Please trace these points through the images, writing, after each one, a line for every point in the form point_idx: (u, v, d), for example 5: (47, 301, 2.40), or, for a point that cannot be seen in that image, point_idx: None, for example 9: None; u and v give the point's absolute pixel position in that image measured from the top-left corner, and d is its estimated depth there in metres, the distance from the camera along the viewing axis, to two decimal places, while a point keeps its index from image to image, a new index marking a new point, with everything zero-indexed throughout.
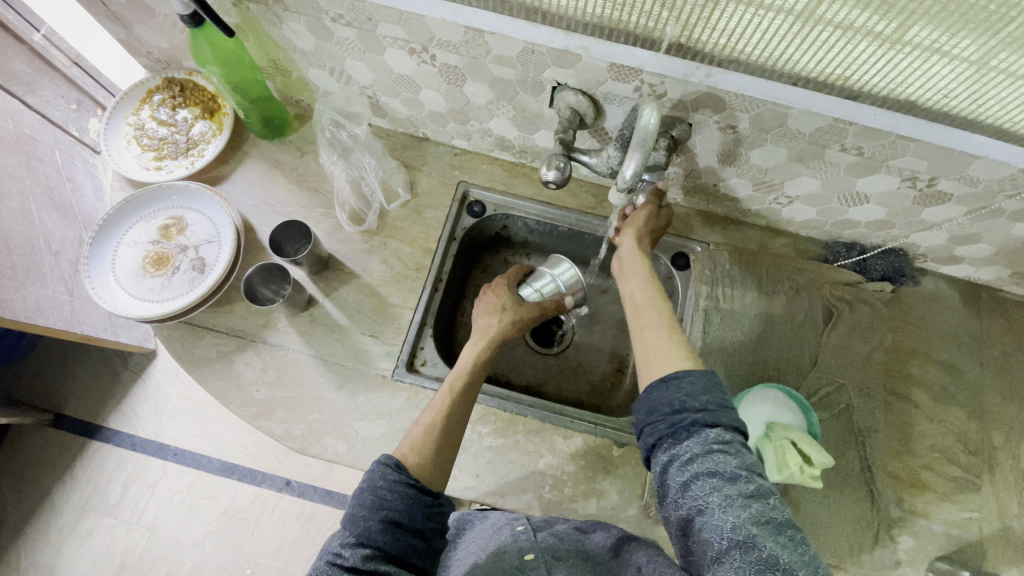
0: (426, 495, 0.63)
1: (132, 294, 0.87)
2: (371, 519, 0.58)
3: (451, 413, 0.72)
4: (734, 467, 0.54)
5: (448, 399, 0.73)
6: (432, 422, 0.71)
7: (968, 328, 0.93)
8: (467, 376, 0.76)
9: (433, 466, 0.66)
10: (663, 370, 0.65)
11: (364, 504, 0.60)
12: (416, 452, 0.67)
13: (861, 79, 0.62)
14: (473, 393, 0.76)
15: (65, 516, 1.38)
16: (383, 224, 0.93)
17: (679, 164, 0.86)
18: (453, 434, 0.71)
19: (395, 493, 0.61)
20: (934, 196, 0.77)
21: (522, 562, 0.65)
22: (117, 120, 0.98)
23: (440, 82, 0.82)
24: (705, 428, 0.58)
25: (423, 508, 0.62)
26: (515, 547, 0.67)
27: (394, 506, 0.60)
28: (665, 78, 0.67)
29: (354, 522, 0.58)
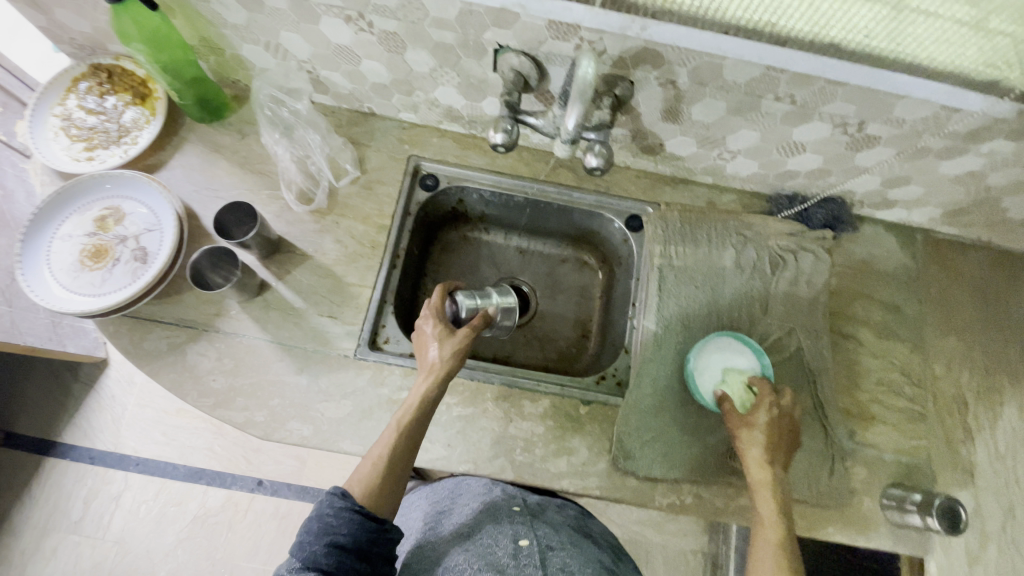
0: (370, 520, 0.65)
1: (70, 290, 0.83)
2: (317, 543, 0.62)
3: (400, 447, 0.70)
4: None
5: (394, 435, 0.70)
6: (380, 455, 0.69)
7: (904, 268, 0.99)
8: (416, 416, 0.72)
9: (380, 499, 0.67)
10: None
11: (311, 531, 0.63)
12: (362, 485, 0.67)
13: (787, 24, 0.64)
14: (424, 424, 0.73)
15: (23, 538, 1.31)
16: (334, 203, 0.91)
17: (625, 124, 0.87)
18: (404, 468, 0.69)
19: (341, 519, 0.63)
20: (865, 140, 0.80)
21: (517, 548, 0.70)
22: (41, 111, 0.92)
23: (381, 51, 0.80)
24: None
25: (368, 533, 0.64)
26: (511, 536, 0.73)
27: (339, 531, 0.63)
28: (603, 33, 0.68)
29: (301, 548, 0.62)
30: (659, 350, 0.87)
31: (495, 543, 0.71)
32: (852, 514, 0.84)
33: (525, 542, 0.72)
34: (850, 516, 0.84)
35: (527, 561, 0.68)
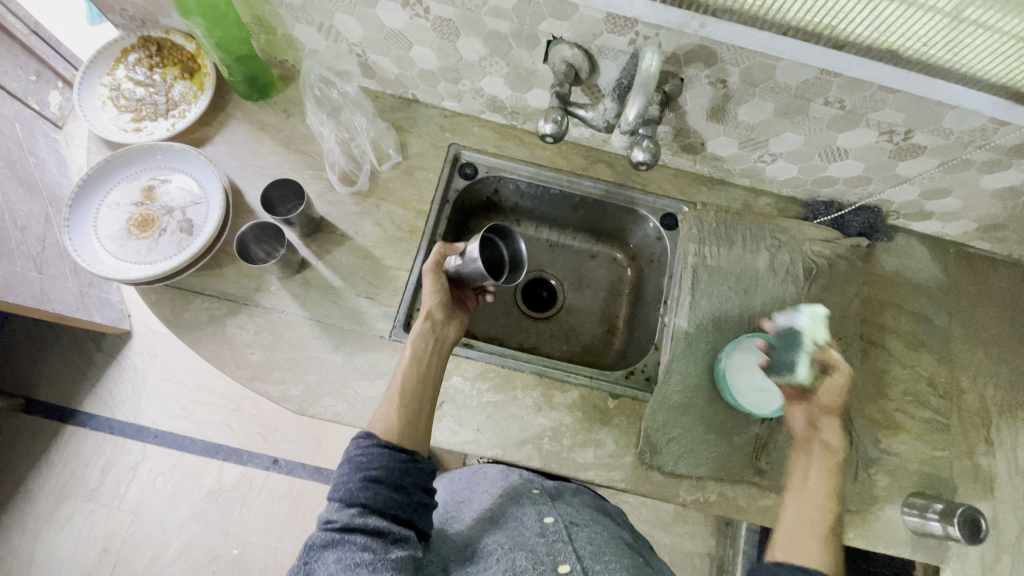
0: (399, 451, 0.66)
1: (116, 256, 0.84)
2: (352, 480, 0.63)
3: (407, 379, 0.74)
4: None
5: (401, 373, 0.75)
6: (392, 394, 0.72)
7: (936, 281, 0.99)
8: (417, 352, 0.77)
9: (399, 430, 0.69)
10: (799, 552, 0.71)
11: (344, 470, 0.64)
12: (379, 423, 0.70)
13: (846, 28, 0.64)
14: (425, 360, 0.77)
15: (42, 503, 1.33)
16: (375, 185, 0.93)
17: (669, 122, 0.88)
18: (416, 401, 0.73)
19: (370, 455, 0.65)
20: (909, 150, 0.81)
21: (545, 526, 0.66)
22: (91, 81, 0.93)
23: (433, 37, 0.81)
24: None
25: (398, 464, 0.65)
26: (535, 510, 0.69)
27: (371, 465, 0.64)
28: (660, 29, 0.69)
29: (337, 488, 0.63)
30: (690, 348, 0.88)
31: (521, 524, 0.67)
32: (873, 521, 0.85)
33: (551, 519, 0.67)
34: (870, 523, 0.85)
35: (557, 538, 0.64)
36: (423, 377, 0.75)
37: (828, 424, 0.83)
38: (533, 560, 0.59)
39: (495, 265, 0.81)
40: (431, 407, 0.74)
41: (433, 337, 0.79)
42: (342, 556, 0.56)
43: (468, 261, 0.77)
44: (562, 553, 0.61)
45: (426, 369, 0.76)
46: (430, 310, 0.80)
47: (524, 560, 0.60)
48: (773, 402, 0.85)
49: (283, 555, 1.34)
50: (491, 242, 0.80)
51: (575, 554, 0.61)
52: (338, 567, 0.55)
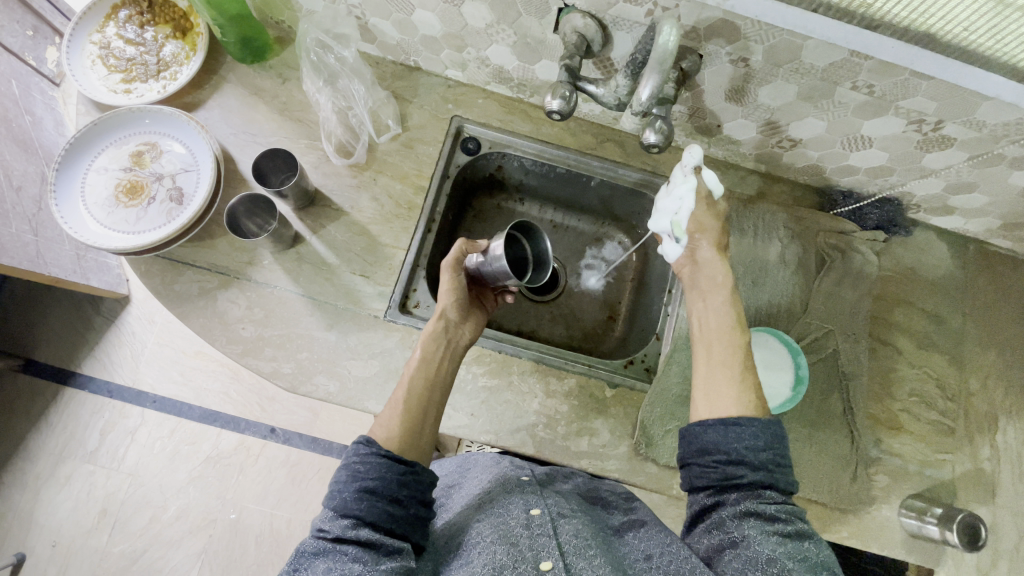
0: (397, 463, 0.63)
1: (104, 224, 0.82)
2: (347, 489, 0.61)
3: (413, 386, 0.73)
4: (776, 510, 0.59)
5: (407, 378, 0.74)
6: (397, 400, 0.71)
7: (953, 278, 0.95)
8: (426, 356, 0.75)
9: (400, 439, 0.68)
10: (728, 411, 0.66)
11: (339, 478, 0.62)
12: (381, 428, 0.68)
13: (882, 7, 0.59)
14: (434, 364, 0.76)
15: (42, 462, 1.35)
16: (373, 158, 0.89)
17: (684, 101, 0.83)
18: (421, 409, 0.71)
19: (368, 464, 0.63)
20: (938, 141, 0.76)
21: (529, 517, 0.64)
22: (80, 37, 0.89)
23: (437, 1, 0.76)
24: (761, 488, 0.61)
25: (396, 475, 0.62)
26: (521, 499, 0.68)
27: (368, 475, 0.61)
28: (680, 0, 0.63)
29: (331, 497, 0.61)
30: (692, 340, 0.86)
31: (507, 513, 0.66)
32: (869, 521, 0.84)
33: (538, 511, 0.65)
34: (866, 522, 0.84)
35: (541, 530, 0.62)
36: (431, 384, 0.74)
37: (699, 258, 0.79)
38: (515, 556, 0.58)
39: (517, 265, 0.80)
40: (435, 416, 0.72)
41: (445, 342, 0.78)
42: (332, 566, 0.54)
43: (490, 259, 0.77)
44: (546, 547, 0.60)
45: (435, 375, 0.75)
46: (444, 312, 0.79)
47: (505, 555, 0.58)
48: (775, 399, 0.81)
49: (278, 523, 1.35)
50: (514, 240, 0.80)
51: (558, 549, 0.59)
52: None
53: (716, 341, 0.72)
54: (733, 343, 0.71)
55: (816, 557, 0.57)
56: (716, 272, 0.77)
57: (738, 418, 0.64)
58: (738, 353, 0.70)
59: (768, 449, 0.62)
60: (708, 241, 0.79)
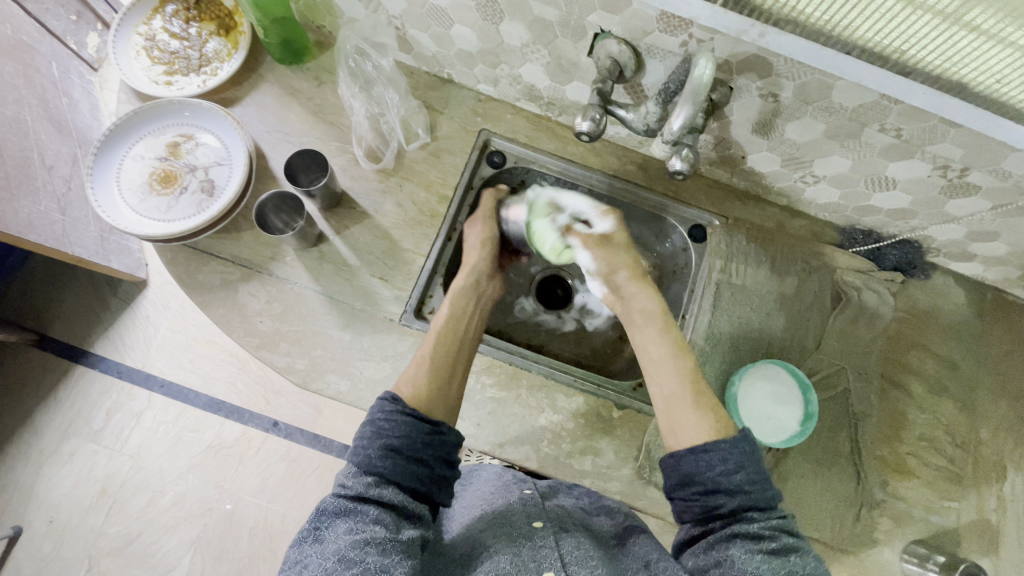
0: (424, 422, 0.65)
1: (137, 211, 0.85)
2: (371, 447, 0.62)
3: (441, 343, 0.77)
4: (759, 527, 0.58)
5: (435, 335, 0.78)
6: (425, 355, 0.75)
7: (968, 325, 0.95)
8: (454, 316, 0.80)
9: (430, 394, 0.70)
10: (689, 440, 0.66)
11: (364, 433, 0.63)
12: (407, 384, 0.71)
13: (917, 54, 0.60)
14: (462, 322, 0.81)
15: (47, 437, 1.36)
16: (400, 164, 0.91)
17: (712, 131, 0.84)
18: (449, 365, 0.75)
19: (393, 422, 0.64)
20: (962, 188, 0.76)
21: (532, 529, 0.64)
22: (126, 28, 0.92)
23: (476, 18, 0.77)
24: (743, 512, 0.60)
25: (422, 434, 0.64)
26: (524, 510, 0.69)
27: (393, 433, 0.63)
28: (716, 33, 0.65)
29: (355, 454, 0.62)
30: (703, 367, 0.86)
31: (510, 522, 0.66)
32: (867, 563, 0.83)
33: (540, 523, 0.66)
34: (862, 562, 0.84)
35: (543, 543, 0.62)
36: (458, 341, 0.78)
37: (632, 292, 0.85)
38: (518, 565, 0.59)
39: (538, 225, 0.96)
40: (462, 372, 0.76)
41: (473, 297, 0.85)
42: (354, 527, 0.55)
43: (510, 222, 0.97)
44: (548, 559, 0.60)
45: (463, 332, 0.80)
46: (473, 268, 0.87)
47: (508, 564, 0.59)
48: (783, 432, 0.81)
49: (273, 516, 1.35)
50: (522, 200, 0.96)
51: (560, 561, 0.60)
52: (347, 541, 0.53)
53: (665, 378, 0.73)
54: (680, 372, 0.73)
55: (805, 570, 0.55)
56: (649, 305, 0.83)
57: (706, 445, 0.64)
58: (688, 379, 0.72)
59: (742, 471, 0.61)
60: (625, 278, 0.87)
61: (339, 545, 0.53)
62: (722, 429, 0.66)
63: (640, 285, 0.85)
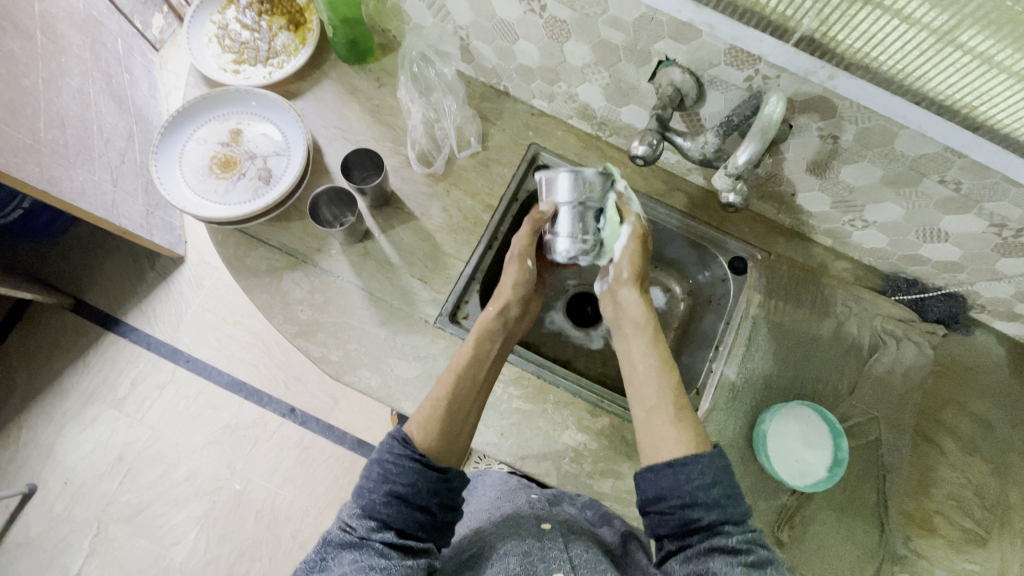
0: (432, 471, 0.63)
1: (196, 192, 0.89)
2: (376, 491, 0.61)
3: (459, 385, 0.73)
4: (737, 542, 0.56)
5: (455, 376, 0.74)
6: (441, 397, 0.72)
7: (1009, 386, 0.92)
8: (477, 356, 0.76)
9: (439, 443, 0.67)
10: (665, 450, 0.64)
11: (370, 476, 0.62)
12: (420, 426, 0.68)
13: (987, 111, 0.59)
14: (486, 363, 0.77)
15: (73, 399, 1.40)
16: (450, 170, 0.93)
17: (764, 166, 0.84)
18: (464, 412, 0.72)
19: (400, 468, 0.62)
20: (1017, 247, 0.75)
21: (540, 531, 0.66)
22: (201, 16, 0.96)
23: (542, 36, 0.79)
24: (719, 526, 0.58)
25: (429, 483, 0.62)
26: (532, 514, 0.70)
27: (399, 480, 0.61)
28: (783, 71, 0.65)
29: (360, 495, 0.61)
30: (734, 401, 0.85)
31: (519, 524, 0.68)
32: None
33: (549, 526, 0.67)
34: None
35: (552, 544, 0.64)
36: (477, 386, 0.75)
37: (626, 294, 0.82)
38: (527, 565, 0.60)
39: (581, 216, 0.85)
40: (476, 417, 0.73)
41: (499, 339, 0.79)
42: (359, 559, 0.56)
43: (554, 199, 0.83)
44: (557, 560, 0.62)
45: (482, 376, 0.76)
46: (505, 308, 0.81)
47: (517, 564, 0.60)
48: (809, 476, 0.81)
49: (280, 502, 1.36)
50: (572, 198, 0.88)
51: (569, 562, 0.61)
52: (352, 568, 0.55)
53: (647, 393, 0.71)
54: (664, 384, 0.71)
55: None
56: (642, 315, 0.79)
57: (686, 460, 0.61)
58: (670, 393, 0.70)
59: (718, 486, 0.59)
60: (632, 286, 0.82)
61: (344, 573, 0.54)
62: (700, 438, 0.65)
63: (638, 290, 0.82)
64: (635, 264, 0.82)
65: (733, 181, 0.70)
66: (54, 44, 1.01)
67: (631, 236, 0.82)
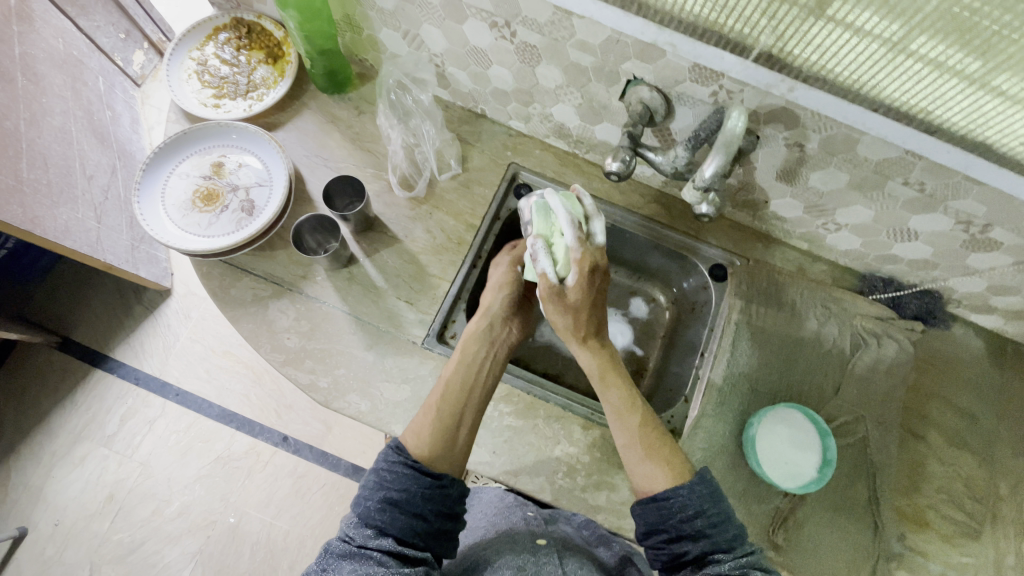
0: (425, 475, 0.64)
1: (180, 226, 0.89)
2: (371, 499, 0.62)
3: (447, 388, 0.75)
4: (728, 570, 0.58)
5: (443, 382, 0.75)
6: (431, 405, 0.73)
7: (988, 378, 0.94)
8: (466, 360, 0.78)
9: (431, 446, 0.68)
10: (650, 486, 0.67)
11: (366, 485, 0.64)
12: (412, 435, 0.70)
13: (942, 114, 0.62)
14: (477, 364, 0.78)
15: (61, 439, 1.38)
16: (431, 193, 0.94)
17: (737, 175, 0.87)
18: (454, 413, 0.72)
19: (395, 475, 0.64)
20: (984, 243, 0.77)
21: (536, 546, 0.67)
22: (180, 53, 0.98)
23: (514, 60, 0.81)
24: (707, 556, 0.60)
25: (423, 488, 0.63)
26: (528, 530, 0.71)
27: (394, 487, 0.63)
28: (746, 86, 0.67)
29: (357, 503, 0.62)
30: (722, 407, 0.86)
31: (515, 540, 0.69)
32: None
33: (544, 542, 0.68)
34: None
35: (547, 560, 0.65)
36: (467, 387, 0.75)
37: (578, 352, 0.80)
38: None
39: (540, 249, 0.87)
40: (472, 416, 0.73)
41: (486, 343, 0.80)
42: (358, 568, 0.56)
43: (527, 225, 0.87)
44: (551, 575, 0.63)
45: (474, 374, 0.77)
46: (489, 310, 0.83)
47: None
48: (801, 478, 0.82)
49: (276, 533, 1.34)
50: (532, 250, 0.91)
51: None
52: None
53: (614, 431, 0.73)
54: (628, 426, 0.72)
55: None
56: (591, 364, 0.79)
57: (667, 494, 0.65)
58: (640, 425, 0.72)
59: (701, 515, 0.62)
60: (575, 341, 0.80)
61: None
62: (678, 468, 0.68)
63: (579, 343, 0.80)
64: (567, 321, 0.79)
65: (703, 194, 0.72)
66: (35, 85, 1.02)
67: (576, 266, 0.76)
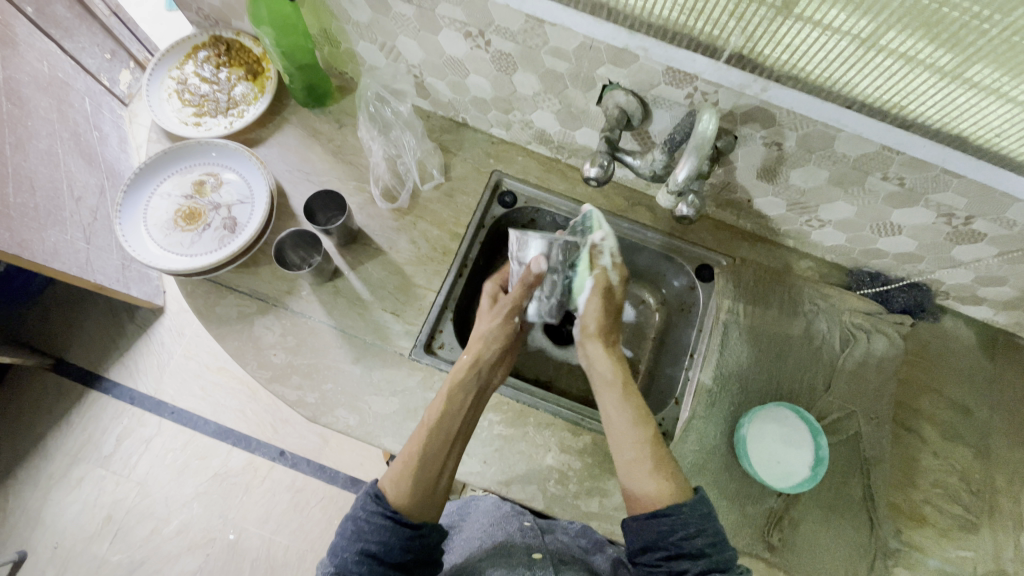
0: (404, 527, 0.64)
1: (162, 247, 0.89)
2: (349, 549, 0.62)
3: (431, 441, 0.72)
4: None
5: (428, 431, 0.73)
6: (412, 453, 0.70)
7: (980, 369, 0.93)
8: (450, 411, 0.75)
9: (412, 497, 0.67)
10: (653, 495, 0.65)
11: (344, 535, 0.64)
12: (391, 482, 0.68)
13: (916, 109, 0.62)
14: (459, 417, 0.76)
15: (57, 462, 1.37)
16: (415, 204, 0.94)
17: (718, 175, 0.87)
18: (436, 468, 0.70)
19: (372, 525, 0.63)
20: (968, 235, 0.77)
21: (531, 561, 0.68)
22: (160, 72, 0.98)
23: (491, 69, 0.81)
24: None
25: (401, 540, 0.63)
26: (524, 544, 0.72)
27: (371, 538, 0.62)
28: (720, 87, 0.67)
29: (334, 553, 0.63)
30: (711, 408, 0.85)
31: (511, 554, 0.69)
32: None
33: (540, 556, 0.69)
34: None
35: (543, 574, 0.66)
36: (450, 438, 0.74)
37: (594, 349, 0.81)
38: None
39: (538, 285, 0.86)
40: (450, 472, 0.72)
41: (472, 391, 0.78)
42: None
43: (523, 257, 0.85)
44: None
45: (456, 428, 0.75)
46: (479, 358, 0.79)
47: None
48: (793, 478, 0.81)
49: (275, 549, 1.33)
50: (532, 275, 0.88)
51: None
52: None
53: (624, 446, 0.70)
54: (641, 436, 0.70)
55: None
56: (609, 370, 0.78)
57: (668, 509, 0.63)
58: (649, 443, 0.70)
59: (700, 536, 0.61)
60: (598, 342, 0.81)
61: None
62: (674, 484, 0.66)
63: (603, 344, 0.81)
64: (601, 319, 0.82)
65: (676, 198, 0.74)
66: (19, 109, 1.02)
67: (594, 289, 0.82)
